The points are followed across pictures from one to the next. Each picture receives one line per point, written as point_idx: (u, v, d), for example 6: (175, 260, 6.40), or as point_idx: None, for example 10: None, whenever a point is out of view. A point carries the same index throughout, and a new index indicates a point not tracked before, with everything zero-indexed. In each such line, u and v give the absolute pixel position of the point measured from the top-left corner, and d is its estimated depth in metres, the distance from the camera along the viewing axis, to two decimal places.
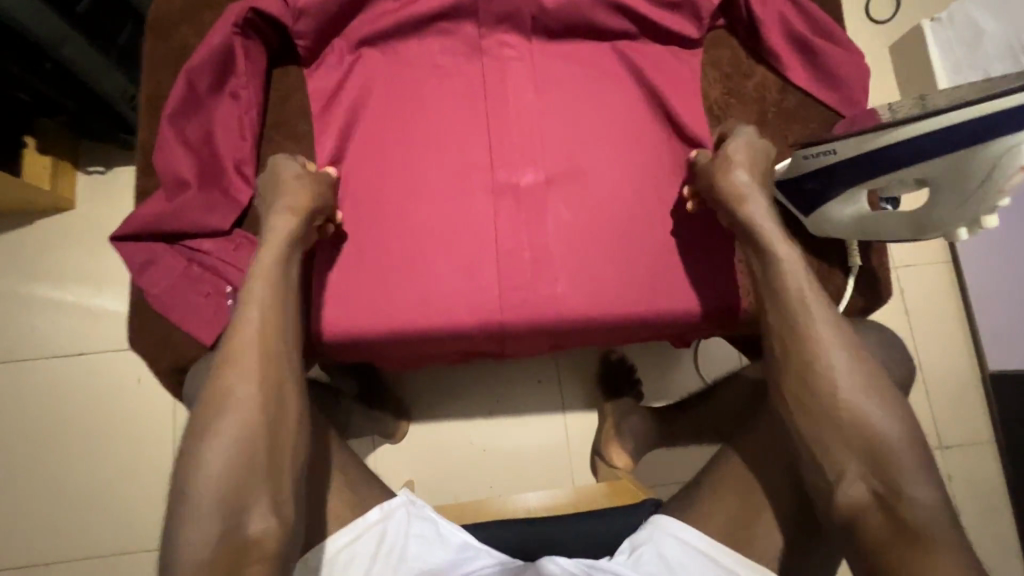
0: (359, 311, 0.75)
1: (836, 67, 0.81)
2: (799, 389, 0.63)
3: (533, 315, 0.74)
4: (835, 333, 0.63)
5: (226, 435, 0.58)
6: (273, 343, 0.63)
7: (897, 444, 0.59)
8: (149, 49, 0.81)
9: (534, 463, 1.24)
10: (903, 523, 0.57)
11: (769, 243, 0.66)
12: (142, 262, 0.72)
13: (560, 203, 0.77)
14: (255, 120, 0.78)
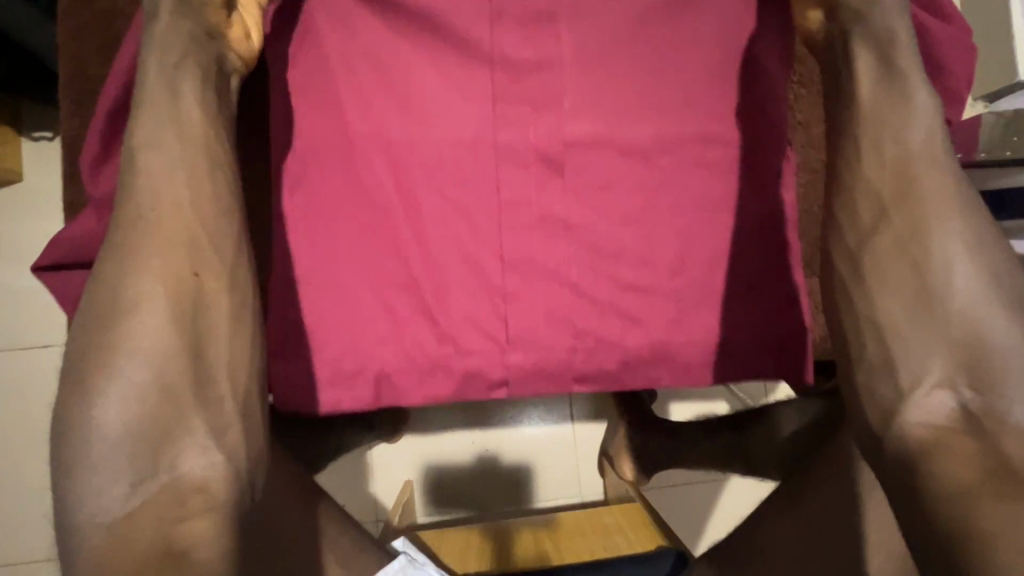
0: (323, 232, 0.62)
1: (944, 55, 0.64)
2: (885, 268, 0.48)
3: (536, 222, 0.63)
4: (948, 183, 0.48)
5: (130, 346, 0.44)
6: (200, 222, 0.48)
7: (1012, 353, 0.44)
8: (68, 16, 0.63)
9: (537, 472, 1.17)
10: (1000, 458, 0.43)
11: (891, 77, 0.50)
12: (72, 298, 0.58)
13: (580, 76, 0.62)
14: None
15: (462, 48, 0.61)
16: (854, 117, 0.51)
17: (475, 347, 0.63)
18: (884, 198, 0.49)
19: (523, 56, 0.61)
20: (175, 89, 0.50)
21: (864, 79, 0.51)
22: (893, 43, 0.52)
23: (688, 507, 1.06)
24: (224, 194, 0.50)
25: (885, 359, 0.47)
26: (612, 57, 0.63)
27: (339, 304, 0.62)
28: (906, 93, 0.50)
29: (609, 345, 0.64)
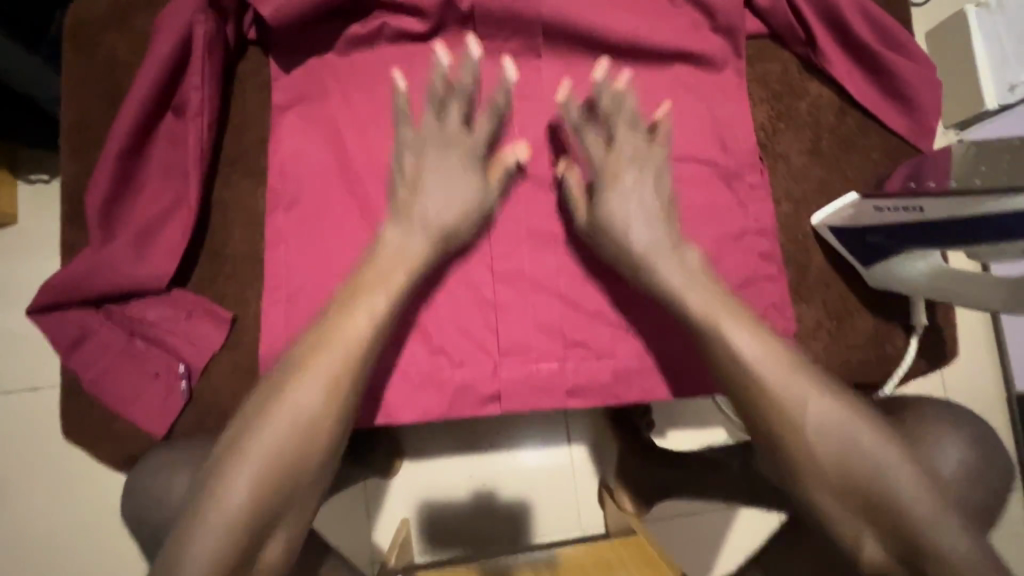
0: (307, 265, 0.63)
1: (909, 88, 0.68)
2: (733, 393, 0.52)
3: (525, 245, 0.66)
4: (714, 295, 0.55)
5: (272, 441, 0.47)
6: (374, 295, 0.53)
7: (862, 445, 0.47)
8: (67, 63, 0.64)
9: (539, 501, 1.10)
10: (894, 539, 0.46)
11: (625, 232, 0.59)
12: (72, 338, 0.58)
13: (560, 115, 0.67)
14: (205, 155, 0.62)
15: None
16: (636, 251, 0.59)
17: (467, 361, 0.64)
18: (693, 304, 0.55)
19: None
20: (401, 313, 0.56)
21: (626, 211, 0.60)
22: (681, 250, 0.58)
23: (688, 540, 1.03)
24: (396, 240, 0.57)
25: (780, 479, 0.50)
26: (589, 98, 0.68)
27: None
28: (645, 244, 0.59)
29: (603, 366, 0.65)
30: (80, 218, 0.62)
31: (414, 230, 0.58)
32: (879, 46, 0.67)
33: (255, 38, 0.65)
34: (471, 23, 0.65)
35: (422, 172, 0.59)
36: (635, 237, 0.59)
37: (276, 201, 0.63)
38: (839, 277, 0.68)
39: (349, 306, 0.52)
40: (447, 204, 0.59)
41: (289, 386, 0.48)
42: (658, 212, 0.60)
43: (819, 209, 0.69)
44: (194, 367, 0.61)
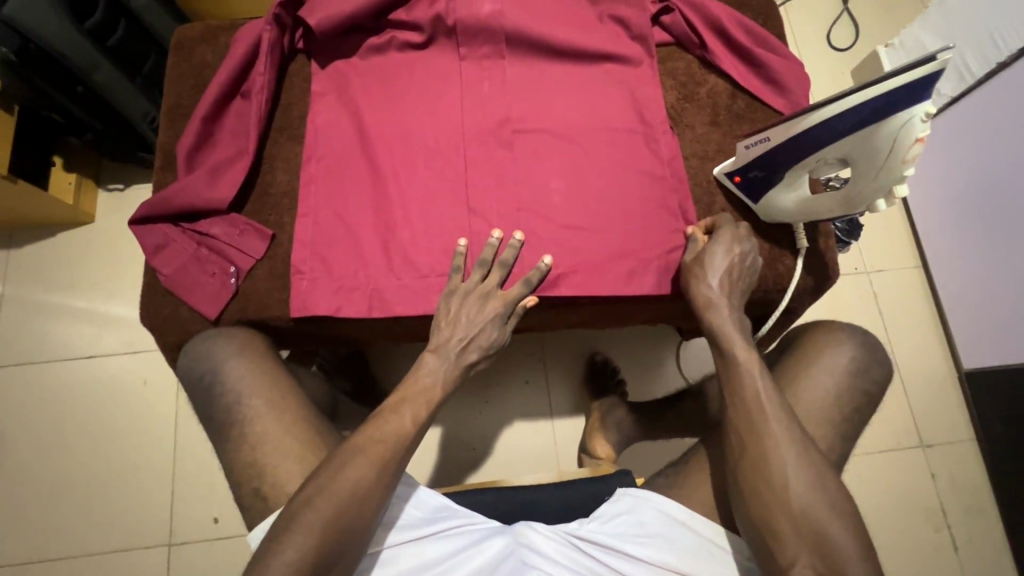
0: (329, 200, 0.85)
1: (780, 76, 0.91)
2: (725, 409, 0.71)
3: (491, 189, 0.87)
4: (746, 348, 0.73)
5: (355, 471, 0.66)
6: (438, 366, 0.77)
7: (795, 462, 0.66)
8: (172, 67, 0.92)
9: (527, 446, 1.34)
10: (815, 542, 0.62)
11: (703, 282, 0.78)
12: (157, 244, 0.80)
13: (519, 97, 0.91)
14: (261, 121, 0.86)
15: (439, 82, 0.91)
16: (703, 303, 0.77)
17: (445, 271, 0.83)
18: (728, 353, 0.73)
19: (479, 86, 0.91)
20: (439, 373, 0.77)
21: (715, 274, 0.78)
22: (737, 310, 0.77)
23: (654, 468, 1.25)
24: (442, 364, 0.77)
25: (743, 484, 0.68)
26: (541, 86, 0.91)
27: (343, 248, 0.83)
28: (715, 293, 0.77)
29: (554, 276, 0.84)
30: (169, 166, 0.86)
31: (450, 328, 0.79)
32: (753, 47, 0.91)
33: (302, 47, 0.92)
34: (454, 34, 0.91)
35: (456, 320, 0.79)
36: (715, 285, 0.78)
37: (310, 155, 0.86)
38: (737, 213, 0.88)
39: (412, 395, 0.74)
40: (465, 349, 0.79)
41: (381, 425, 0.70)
42: (740, 284, 0.79)
43: (718, 163, 0.90)
44: (241, 270, 0.81)
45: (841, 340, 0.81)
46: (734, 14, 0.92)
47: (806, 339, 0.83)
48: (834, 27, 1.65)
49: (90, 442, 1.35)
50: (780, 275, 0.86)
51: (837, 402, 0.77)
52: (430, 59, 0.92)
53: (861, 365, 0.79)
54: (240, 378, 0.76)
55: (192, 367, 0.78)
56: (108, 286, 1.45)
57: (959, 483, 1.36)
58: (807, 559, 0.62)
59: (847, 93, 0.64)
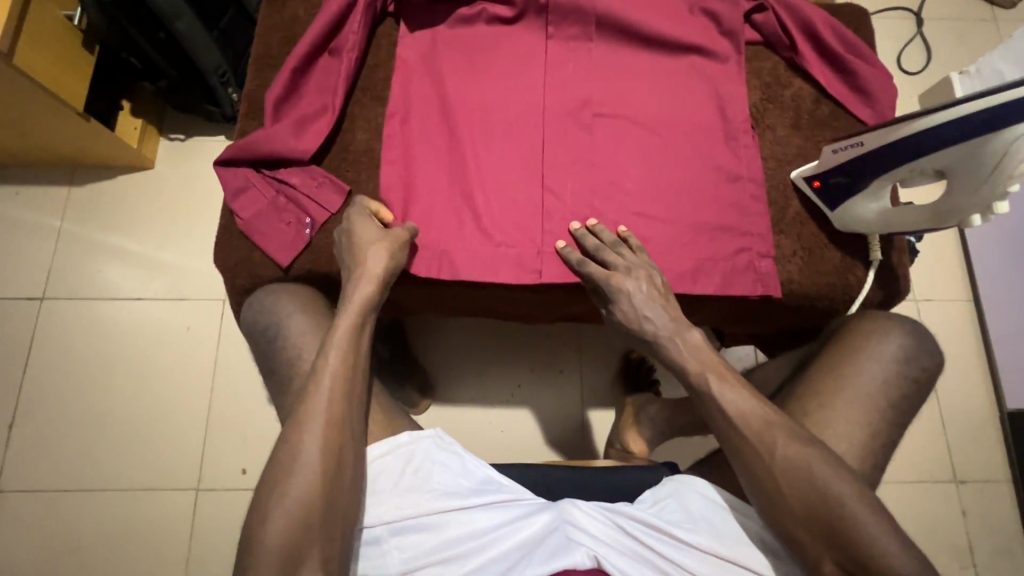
0: (406, 162, 0.86)
1: (869, 85, 0.90)
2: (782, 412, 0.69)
3: (567, 168, 0.87)
4: (695, 363, 0.73)
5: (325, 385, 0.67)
6: (350, 331, 0.71)
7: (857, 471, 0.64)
8: (264, 18, 0.93)
9: (554, 435, 1.34)
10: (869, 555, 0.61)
11: (615, 288, 0.78)
12: (238, 187, 0.82)
13: (601, 80, 0.90)
14: (348, 80, 0.87)
15: (524, 57, 0.91)
16: (624, 318, 0.78)
17: (513, 244, 0.83)
18: (690, 368, 0.73)
19: (563, 66, 0.91)
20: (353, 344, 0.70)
21: (625, 278, 0.78)
22: (676, 317, 0.77)
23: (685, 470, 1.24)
24: (349, 329, 0.70)
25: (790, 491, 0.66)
26: (624, 71, 0.91)
27: (416, 210, 0.84)
28: (633, 292, 0.77)
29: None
30: (253, 114, 0.87)
31: (353, 290, 0.72)
32: (844, 53, 0.90)
33: (392, 11, 0.92)
34: (544, 12, 0.91)
35: (355, 283, 0.73)
36: (631, 288, 0.77)
37: (391, 118, 0.87)
38: (812, 219, 0.87)
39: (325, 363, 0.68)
40: (365, 313, 0.72)
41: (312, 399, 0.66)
42: (660, 291, 0.78)
43: (796, 167, 0.89)
44: (316, 222, 0.82)
45: (883, 327, 0.79)
46: (829, 19, 0.91)
47: (851, 327, 0.81)
48: (905, 49, 1.62)
49: (128, 381, 1.38)
50: (811, 281, 0.84)
51: (901, 416, 0.75)
52: (516, 33, 0.92)
53: (910, 352, 0.77)
54: (289, 308, 0.79)
55: (247, 315, 0.81)
56: (160, 232, 1.48)
57: (989, 522, 1.33)
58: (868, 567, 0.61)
59: (960, 100, 0.63)
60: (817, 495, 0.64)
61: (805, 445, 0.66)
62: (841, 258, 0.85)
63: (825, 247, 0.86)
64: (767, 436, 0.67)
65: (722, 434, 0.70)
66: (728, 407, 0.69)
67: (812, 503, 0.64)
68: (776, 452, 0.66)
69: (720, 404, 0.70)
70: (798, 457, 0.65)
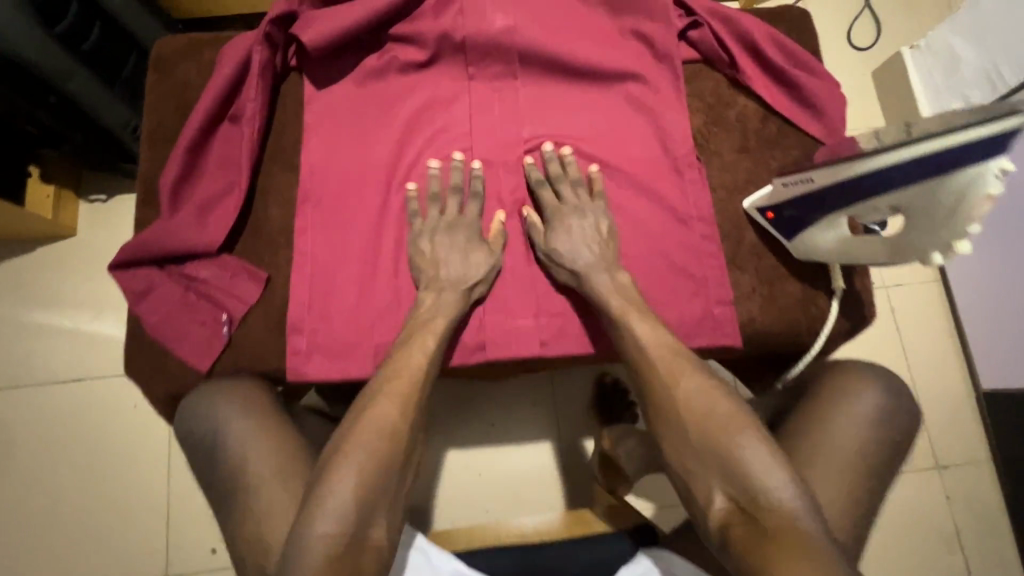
0: (326, 238, 0.77)
1: (816, 98, 0.84)
2: (663, 403, 0.67)
3: (506, 225, 0.80)
4: (664, 340, 0.71)
5: (397, 387, 0.66)
6: (395, 408, 0.64)
7: (737, 435, 0.61)
8: (151, 86, 0.83)
9: (536, 472, 1.30)
10: (757, 521, 0.57)
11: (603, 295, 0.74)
12: (140, 290, 0.74)
13: (534, 119, 0.83)
14: (253, 150, 0.78)
15: (446, 103, 0.83)
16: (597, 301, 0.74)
17: None
18: (656, 344, 0.71)
19: (489, 110, 0.83)
20: (397, 415, 0.64)
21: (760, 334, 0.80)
22: (649, 313, 0.73)
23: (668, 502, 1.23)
24: (396, 408, 0.64)
25: (689, 476, 0.63)
26: (557, 108, 0.84)
27: (342, 293, 0.76)
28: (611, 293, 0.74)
29: (576, 319, 0.78)
30: (151, 200, 0.79)
31: (410, 358, 0.68)
32: (787, 66, 0.84)
33: (295, 65, 0.83)
34: (462, 52, 0.83)
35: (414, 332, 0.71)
36: (599, 279, 0.75)
37: (306, 189, 0.79)
38: (769, 249, 0.82)
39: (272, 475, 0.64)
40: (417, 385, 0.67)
41: (353, 456, 0.59)
42: (603, 241, 0.78)
43: (748, 194, 0.83)
44: (234, 317, 0.75)
45: (853, 387, 0.74)
46: (768, 30, 0.85)
47: (827, 381, 0.77)
48: (855, 24, 1.56)
49: (77, 469, 1.29)
50: (774, 317, 0.80)
51: (850, 454, 0.69)
52: (435, 77, 0.84)
53: (881, 417, 0.72)
54: (233, 412, 0.69)
55: (181, 421, 0.71)
56: (93, 304, 1.38)
57: (974, 503, 1.33)
58: (760, 521, 0.57)
59: (915, 141, 0.58)
60: (707, 457, 0.62)
61: (715, 401, 0.65)
62: (802, 290, 0.81)
63: (784, 279, 0.81)
64: (682, 406, 0.65)
65: (655, 424, 0.68)
66: (675, 398, 0.66)
67: (706, 465, 0.62)
68: (687, 423, 0.64)
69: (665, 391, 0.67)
70: (700, 411, 0.64)
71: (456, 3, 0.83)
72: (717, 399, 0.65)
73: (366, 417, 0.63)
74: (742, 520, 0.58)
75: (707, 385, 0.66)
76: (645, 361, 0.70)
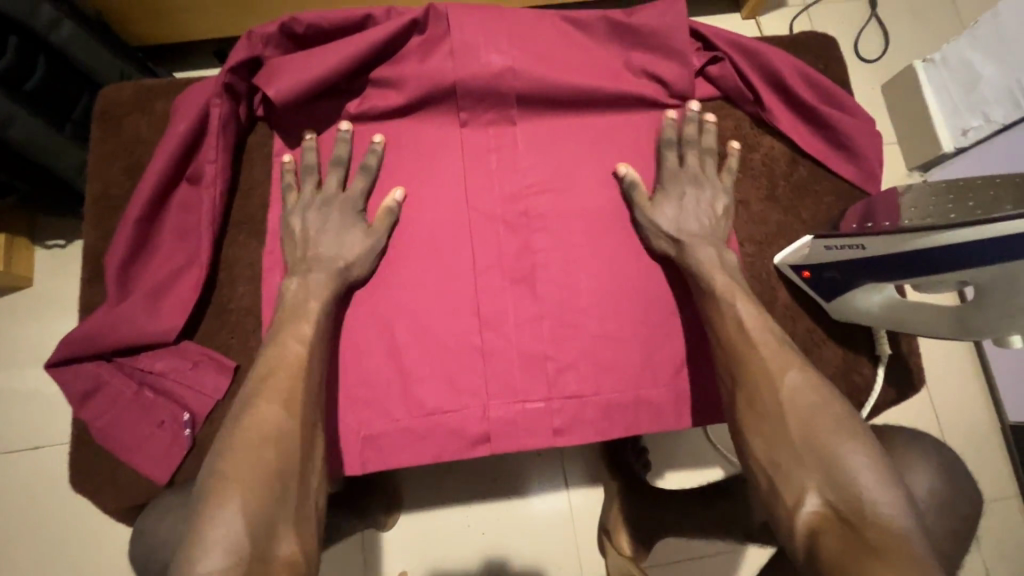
0: None
1: (850, 139, 0.75)
2: (751, 386, 0.58)
3: (510, 294, 0.71)
4: (764, 324, 0.62)
5: (286, 375, 0.57)
6: (292, 416, 0.55)
7: (842, 440, 0.53)
8: (96, 143, 0.73)
9: (543, 530, 1.20)
10: (857, 530, 0.48)
11: (709, 270, 0.66)
12: (84, 389, 0.63)
13: (538, 169, 0.74)
14: (216, 218, 0.68)
15: (437, 155, 0.73)
16: (697, 269, 0.67)
17: (453, 406, 0.67)
18: (744, 317, 0.62)
19: (485, 161, 0.73)
20: (292, 422, 0.55)
21: None
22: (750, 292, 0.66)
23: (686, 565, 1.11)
24: (296, 415, 0.55)
25: (775, 470, 0.54)
26: (563, 155, 0.74)
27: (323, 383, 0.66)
28: (713, 264, 0.67)
29: (593, 401, 0.68)
30: (98, 279, 0.68)
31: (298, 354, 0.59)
32: (817, 104, 0.75)
33: (262, 116, 0.73)
34: (453, 97, 0.73)
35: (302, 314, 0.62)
36: (706, 252, 0.67)
37: (277, 261, 0.68)
38: (805, 312, 0.73)
39: None
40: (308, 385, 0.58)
41: (240, 468, 0.50)
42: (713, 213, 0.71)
43: (779, 249, 0.75)
44: (198, 416, 0.64)
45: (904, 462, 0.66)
46: (796, 63, 0.76)
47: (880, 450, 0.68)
48: (861, 34, 1.46)
49: (38, 547, 1.17)
50: None
51: None
52: (423, 126, 0.74)
53: (938, 503, 0.65)
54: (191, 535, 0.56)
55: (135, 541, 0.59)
56: None
57: (1007, 544, 1.25)
58: (860, 529, 0.48)
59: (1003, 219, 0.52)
60: (805, 453, 0.53)
61: (821, 391, 0.57)
62: (842, 355, 0.72)
63: (822, 345, 0.72)
64: (791, 395, 0.56)
65: (735, 402, 0.60)
66: (777, 386, 0.57)
67: (800, 456, 0.53)
68: (783, 407, 0.56)
69: (762, 374, 0.58)
70: (805, 397, 0.56)
71: (444, 40, 0.72)
72: (818, 393, 0.56)
73: (249, 422, 0.54)
74: (835, 526, 0.49)
75: (808, 377, 0.57)
76: (744, 341, 0.61)
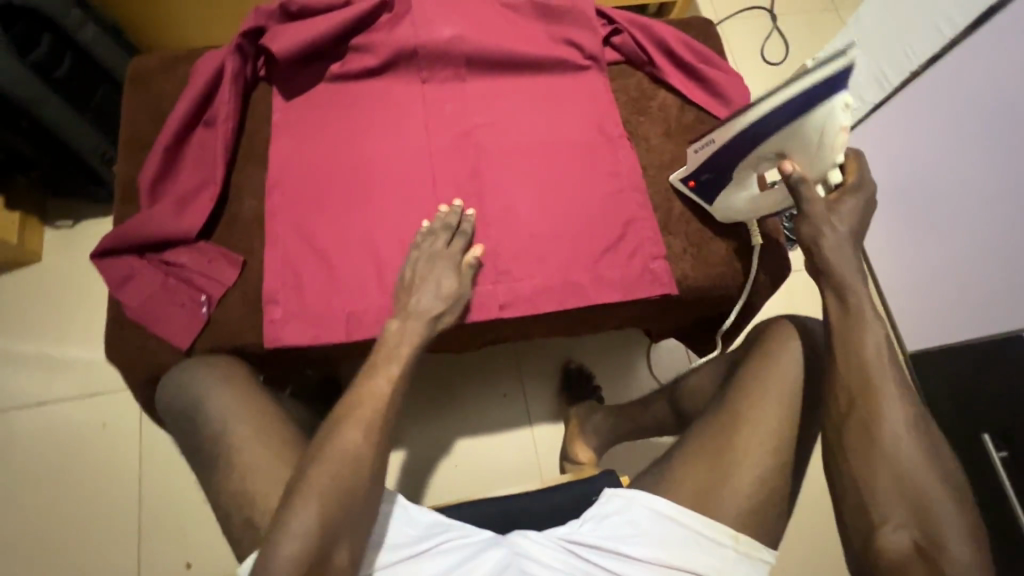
0: (297, 222, 0.84)
1: (722, 88, 0.99)
2: (865, 419, 0.65)
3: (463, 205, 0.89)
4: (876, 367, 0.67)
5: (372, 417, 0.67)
6: (360, 444, 0.65)
7: (928, 479, 0.62)
8: (129, 99, 0.91)
9: (510, 459, 1.34)
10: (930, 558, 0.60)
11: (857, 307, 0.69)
12: (123, 277, 0.79)
13: (483, 113, 0.94)
14: (227, 149, 0.86)
15: (404, 102, 0.93)
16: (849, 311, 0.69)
17: None
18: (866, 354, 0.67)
19: (442, 107, 0.93)
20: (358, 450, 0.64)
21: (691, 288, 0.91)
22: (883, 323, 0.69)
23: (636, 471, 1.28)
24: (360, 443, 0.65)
25: (864, 492, 0.64)
26: (503, 102, 0.95)
27: (314, 270, 0.83)
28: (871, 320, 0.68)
29: (530, 284, 0.87)
30: (131, 198, 0.85)
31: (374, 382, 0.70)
32: (695, 63, 0.99)
33: (264, 75, 0.92)
34: (415, 58, 0.94)
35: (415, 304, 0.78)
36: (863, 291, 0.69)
37: (276, 180, 0.86)
38: (695, 216, 0.93)
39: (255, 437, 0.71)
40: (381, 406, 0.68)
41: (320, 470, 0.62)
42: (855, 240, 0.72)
43: (673, 170, 0.96)
44: (212, 297, 0.80)
45: (792, 339, 0.84)
46: (678, 35, 1.00)
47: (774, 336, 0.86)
48: (767, 41, 1.76)
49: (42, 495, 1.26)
50: (704, 272, 0.91)
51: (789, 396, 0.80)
52: (392, 81, 0.94)
53: None
54: (209, 383, 0.75)
55: (164, 395, 0.77)
56: (59, 326, 1.38)
57: None
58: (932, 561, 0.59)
59: (775, 90, 0.71)
60: (903, 492, 0.62)
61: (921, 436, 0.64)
62: (727, 248, 0.92)
63: (710, 241, 0.92)
64: (893, 430, 0.64)
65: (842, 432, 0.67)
66: (887, 423, 0.64)
67: (901, 492, 0.62)
68: (886, 439, 0.64)
69: (879, 411, 0.65)
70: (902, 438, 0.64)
71: (408, 17, 0.94)
72: (919, 432, 0.65)
73: (339, 447, 0.64)
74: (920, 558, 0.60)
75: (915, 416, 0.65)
76: (859, 375, 0.67)
